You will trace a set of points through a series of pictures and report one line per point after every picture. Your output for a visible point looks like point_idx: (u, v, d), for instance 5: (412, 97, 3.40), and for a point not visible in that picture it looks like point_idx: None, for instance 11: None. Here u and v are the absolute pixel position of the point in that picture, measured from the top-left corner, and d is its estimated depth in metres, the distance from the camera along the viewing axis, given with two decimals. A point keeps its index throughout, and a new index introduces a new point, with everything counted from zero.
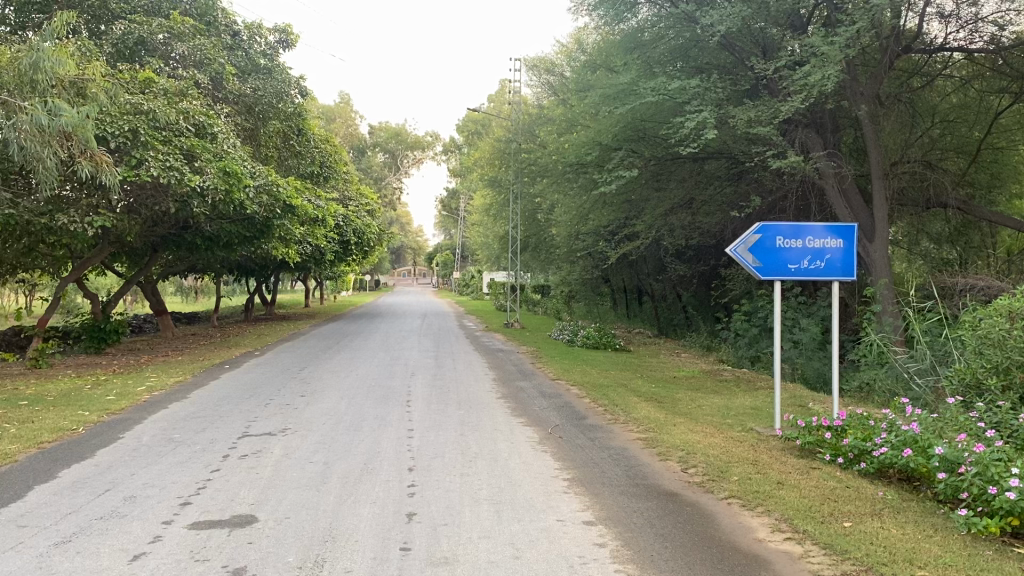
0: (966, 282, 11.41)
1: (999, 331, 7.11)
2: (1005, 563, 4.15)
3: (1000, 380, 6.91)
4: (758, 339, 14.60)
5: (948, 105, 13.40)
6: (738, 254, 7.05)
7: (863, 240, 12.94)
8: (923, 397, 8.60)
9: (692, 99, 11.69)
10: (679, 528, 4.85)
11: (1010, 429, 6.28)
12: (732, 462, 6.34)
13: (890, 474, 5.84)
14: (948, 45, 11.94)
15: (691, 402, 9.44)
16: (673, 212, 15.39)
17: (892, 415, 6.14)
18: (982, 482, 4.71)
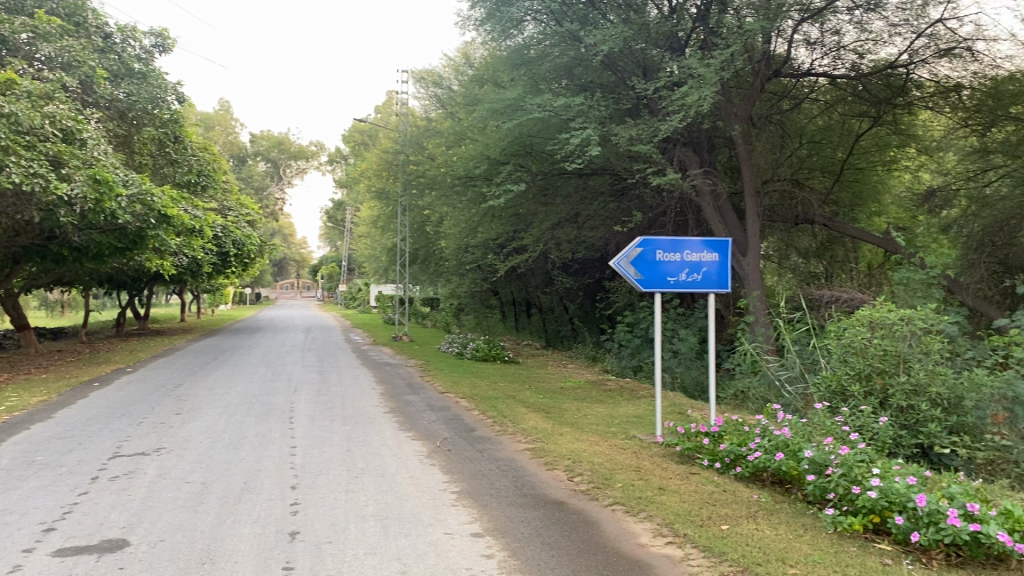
0: (831, 294, 12.08)
1: (860, 339, 7.55)
2: (869, 558, 4.40)
3: (863, 386, 7.37)
4: (641, 350, 15.02)
5: (814, 127, 14.16)
6: (620, 267, 7.23)
7: (737, 254, 13.51)
8: (793, 403, 9.03)
9: (577, 116, 11.90)
10: (565, 536, 4.92)
11: (872, 433, 6.72)
12: (616, 470, 6.48)
13: (764, 477, 6.08)
14: (813, 70, 12.65)
15: (578, 412, 9.59)
16: (560, 226, 15.56)
17: (764, 421, 6.43)
18: (847, 483, 5.01)
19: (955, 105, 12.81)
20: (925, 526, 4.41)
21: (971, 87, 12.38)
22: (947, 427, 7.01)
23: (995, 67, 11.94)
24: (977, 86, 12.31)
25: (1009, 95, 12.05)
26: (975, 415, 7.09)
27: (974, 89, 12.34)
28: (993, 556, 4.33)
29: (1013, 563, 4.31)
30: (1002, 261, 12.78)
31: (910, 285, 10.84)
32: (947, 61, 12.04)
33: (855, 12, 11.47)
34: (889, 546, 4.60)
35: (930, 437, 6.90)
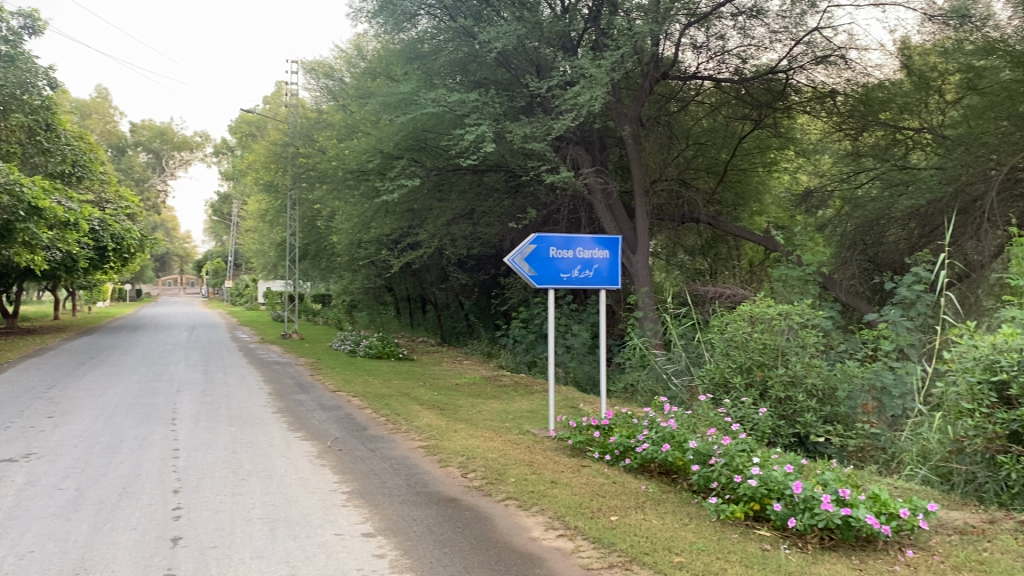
0: (715, 290, 12.49)
1: (742, 333, 7.85)
2: (749, 544, 4.58)
3: (744, 379, 7.66)
4: (535, 345, 15.15)
5: (700, 129, 14.54)
6: (514, 263, 7.24)
7: (627, 251, 13.83)
8: (680, 395, 9.32)
9: (471, 112, 11.90)
10: (458, 533, 4.91)
11: (752, 423, 7.06)
12: (509, 465, 6.50)
13: (652, 467, 6.22)
14: (699, 74, 13.05)
15: (472, 409, 9.58)
16: (454, 222, 15.53)
17: (652, 413, 6.60)
18: (729, 472, 5.19)
19: (830, 110, 13.48)
20: (801, 511, 4.60)
21: (845, 93, 13.04)
22: (822, 416, 7.36)
23: (867, 75, 12.68)
24: (850, 92, 12.98)
25: (878, 102, 12.95)
26: (847, 404, 7.50)
27: (848, 95, 13.03)
28: (862, 537, 4.59)
29: (880, 543, 4.57)
30: (873, 259, 13.31)
31: (789, 281, 11.32)
32: (823, 68, 12.64)
33: (738, 19, 11.88)
34: (768, 532, 4.80)
35: (806, 427, 7.25)
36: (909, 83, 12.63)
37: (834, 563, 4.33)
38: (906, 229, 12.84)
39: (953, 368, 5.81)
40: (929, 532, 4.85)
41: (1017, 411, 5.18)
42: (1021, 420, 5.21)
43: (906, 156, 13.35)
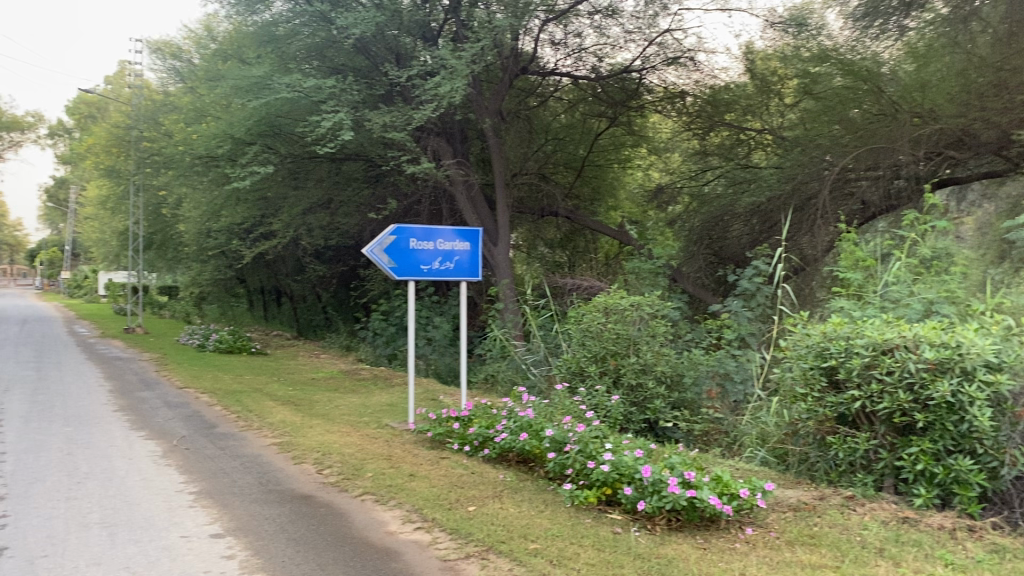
0: (574, 282, 12.71)
1: (597, 324, 8.06)
2: (601, 528, 4.70)
3: (599, 367, 7.87)
4: (395, 338, 15.03)
5: (559, 124, 14.68)
6: (374, 254, 7.07)
7: (488, 243, 13.92)
8: (539, 385, 9.47)
9: (329, 99, 11.62)
10: (311, 530, 4.79)
11: (606, 411, 7.29)
12: (367, 459, 6.40)
13: (510, 457, 6.27)
14: (557, 70, 13.25)
15: (329, 403, 9.38)
16: (311, 212, 15.13)
17: (510, 403, 6.66)
18: (584, 458, 5.32)
19: (680, 110, 14.05)
20: (650, 494, 4.77)
21: (695, 94, 13.69)
22: (671, 402, 7.75)
23: (713, 77, 13.43)
24: (699, 93, 13.65)
25: (724, 103, 13.64)
26: (695, 391, 7.90)
27: (696, 96, 13.68)
28: (706, 517, 4.80)
29: (723, 522, 4.80)
30: (717, 253, 14.03)
31: (642, 274, 11.75)
32: (674, 69, 13.20)
33: (595, 17, 12.16)
34: (619, 516, 4.94)
35: (656, 412, 7.61)
36: (752, 85, 13.48)
37: (681, 543, 4.52)
38: (748, 224, 13.62)
39: (789, 356, 6.16)
40: (767, 510, 5.14)
41: (845, 394, 5.55)
42: (847, 403, 5.59)
43: (748, 155, 13.96)
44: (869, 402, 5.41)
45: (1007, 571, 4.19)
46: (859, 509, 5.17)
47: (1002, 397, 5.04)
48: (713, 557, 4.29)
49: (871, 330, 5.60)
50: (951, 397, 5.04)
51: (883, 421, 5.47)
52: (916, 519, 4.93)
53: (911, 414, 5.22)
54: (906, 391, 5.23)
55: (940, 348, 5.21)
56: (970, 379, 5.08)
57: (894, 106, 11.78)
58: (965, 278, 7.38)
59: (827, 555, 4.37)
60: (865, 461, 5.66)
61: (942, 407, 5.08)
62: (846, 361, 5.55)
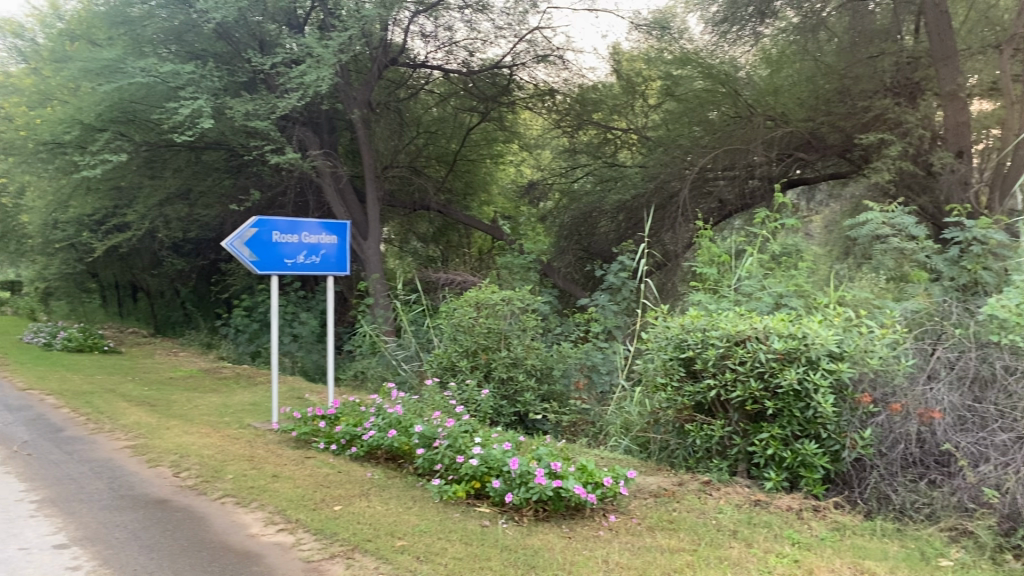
0: (448, 277, 12.40)
1: (468, 319, 8.03)
2: (469, 522, 4.71)
3: (470, 362, 7.86)
4: (259, 335, 14.56)
5: (430, 118, 14.59)
6: (234, 248, 6.81)
7: (358, 237, 13.68)
8: (408, 380, 9.40)
9: (187, 85, 11.13)
10: (166, 536, 4.57)
11: (476, 405, 7.31)
12: (227, 461, 6.17)
13: (378, 454, 6.18)
14: (427, 63, 13.14)
15: (187, 403, 8.98)
16: (169, 203, 14.44)
17: (378, 400, 6.58)
18: (453, 453, 5.31)
19: (550, 108, 14.14)
20: (517, 486, 4.81)
21: (564, 92, 13.83)
22: (540, 394, 7.87)
23: (581, 76, 13.62)
24: (568, 91, 13.80)
25: (591, 102, 13.91)
26: (562, 382, 8.06)
27: (566, 95, 13.84)
28: (572, 506, 4.88)
29: (587, 511, 4.90)
30: (586, 249, 14.18)
31: (512, 268, 11.87)
32: (544, 67, 13.37)
33: (464, 11, 12.18)
34: (487, 509, 4.94)
35: (526, 405, 7.70)
36: (619, 86, 13.93)
37: (547, 533, 4.58)
38: (615, 221, 14.00)
39: (651, 347, 6.32)
40: (629, 497, 5.28)
41: (702, 384, 5.77)
42: (704, 392, 5.81)
43: (615, 154, 14.36)
44: (724, 390, 5.64)
45: (846, 547, 4.48)
46: (715, 493, 5.40)
47: (844, 383, 5.38)
48: (577, 546, 4.36)
49: (725, 322, 5.82)
50: (798, 385, 5.31)
51: (736, 410, 5.72)
52: (767, 501, 5.19)
53: (763, 401, 5.49)
54: (757, 380, 5.48)
55: (788, 339, 5.48)
56: (815, 367, 5.38)
57: (750, 108, 12.26)
58: (813, 273, 7.81)
59: (685, 539, 4.53)
60: (720, 447, 5.93)
61: (790, 395, 5.37)
62: (703, 352, 5.74)
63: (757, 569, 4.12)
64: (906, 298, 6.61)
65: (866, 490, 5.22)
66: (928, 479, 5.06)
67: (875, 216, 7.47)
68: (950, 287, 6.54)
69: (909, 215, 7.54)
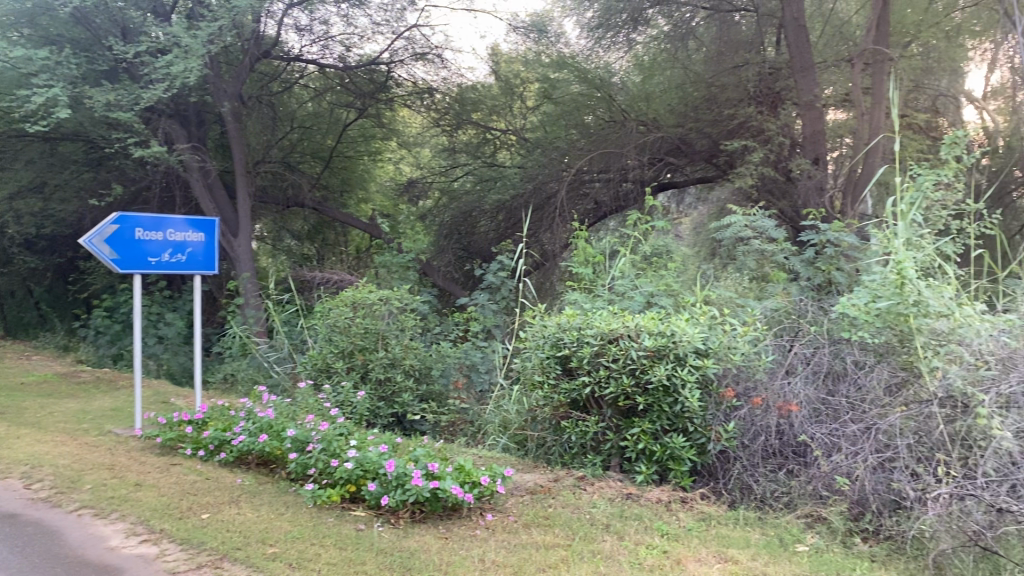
0: (323, 276, 11.97)
1: (344, 319, 7.90)
2: (344, 526, 4.62)
3: (345, 363, 7.73)
4: (121, 337, 13.84)
5: (304, 113, 14.21)
6: (93, 245, 6.44)
7: (228, 235, 13.21)
8: (282, 382, 9.15)
9: (40, 71, 10.46)
10: (15, 553, 4.27)
11: (351, 406, 7.21)
12: (85, 470, 5.83)
13: (249, 459, 5.99)
14: (302, 57, 12.81)
15: (41, 410, 8.44)
16: (20, 196, 13.51)
17: (249, 403, 6.37)
18: (327, 457, 5.21)
19: (429, 107, 14.09)
20: (393, 488, 4.75)
21: (443, 92, 13.88)
22: (418, 395, 7.84)
23: (460, 75, 13.71)
24: (447, 91, 13.89)
25: (470, 102, 14.02)
26: (441, 382, 8.05)
27: (444, 94, 13.88)
28: (449, 507, 4.88)
29: (464, 511, 4.90)
30: (466, 248, 14.03)
31: (390, 267, 11.75)
32: (422, 65, 13.36)
33: (341, 5, 11.96)
34: (363, 512, 4.87)
35: (403, 406, 7.64)
36: (497, 86, 14.06)
37: (423, 534, 4.55)
38: (494, 221, 13.97)
39: (528, 346, 6.38)
40: (506, 495, 5.32)
41: (577, 381, 5.87)
42: (579, 389, 5.92)
43: (494, 154, 14.33)
44: (598, 387, 5.77)
45: (711, 536, 4.67)
46: (589, 488, 5.52)
47: (709, 378, 5.62)
48: (453, 546, 4.36)
49: (599, 321, 5.94)
50: (667, 380, 5.50)
51: (609, 405, 5.87)
52: (638, 494, 5.34)
53: (634, 397, 5.66)
54: (629, 376, 5.64)
55: (657, 337, 5.66)
56: (682, 364, 5.58)
57: (623, 113, 12.69)
58: (682, 273, 8.10)
59: (559, 534, 4.60)
60: (594, 443, 6.06)
61: (659, 391, 5.55)
62: (578, 351, 5.86)
63: (628, 560, 4.23)
64: (767, 296, 6.97)
65: (730, 481, 5.48)
66: (787, 469, 5.34)
67: (738, 220, 7.86)
68: (807, 286, 6.93)
69: (769, 219, 8.02)
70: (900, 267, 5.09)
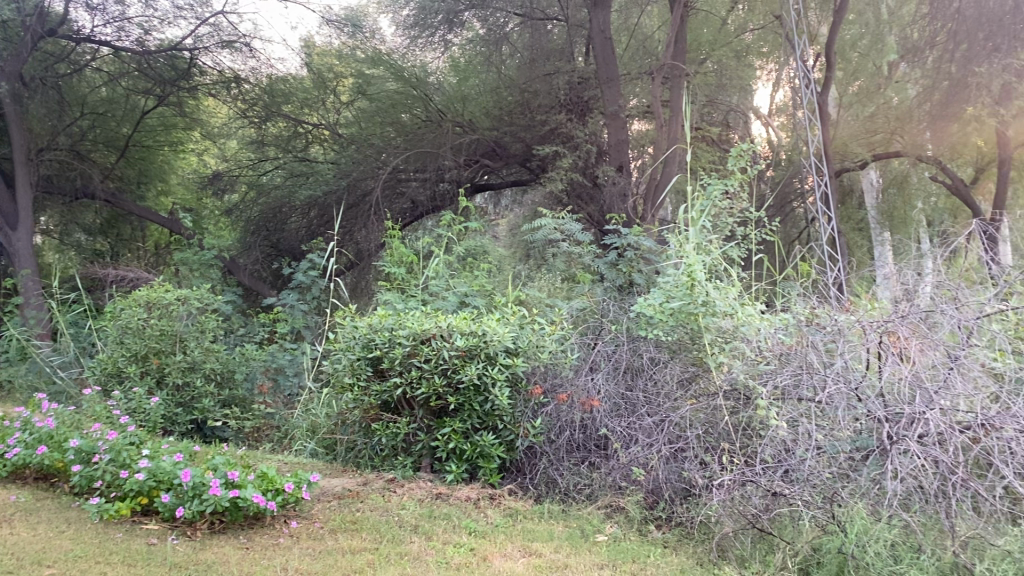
0: (116, 273, 11.01)
1: (136, 321, 7.32)
2: (134, 541, 4.33)
3: (139, 368, 7.21)
4: None
5: (97, 98, 13.15)
6: None
7: (4, 228, 11.97)
8: (66, 389, 8.43)
9: None
10: None
11: (144, 414, 6.76)
12: None
13: (26, 474, 5.47)
14: (93, 37, 11.88)
15: None
16: None
17: (25, 412, 5.82)
18: (115, 468, 4.85)
19: (236, 97, 13.47)
20: (190, 499, 4.50)
21: (251, 82, 13.34)
22: (221, 401, 7.52)
23: (270, 66, 13.19)
24: (256, 81, 13.35)
25: (281, 94, 13.46)
26: (245, 386, 7.78)
27: (254, 85, 13.33)
28: (250, 515, 4.69)
29: (267, 519, 4.73)
30: (275, 245, 13.33)
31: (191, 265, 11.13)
32: (229, 53, 12.87)
33: None
34: (155, 525, 4.58)
35: (204, 413, 7.29)
36: (309, 79, 13.59)
37: (222, 545, 4.35)
38: (306, 217, 13.37)
39: (337, 347, 6.20)
40: (312, 501, 5.19)
41: (388, 382, 5.81)
42: (391, 391, 5.86)
43: (305, 148, 13.87)
44: (409, 388, 5.73)
45: (517, 532, 4.77)
46: (398, 490, 5.49)
47: (518, 376, 5.79)
48: (254, 557, 4.19)
49: (411, 321, 5.90)
50: (478, 379, 5.58)
51: (421, 407, 5.87)
52: (447, 494, 5.38)
53: (445, 397, 5.69)
54: (441, 376, 5.67)
55: (469, 336, 5.70)
56: (493, 362, 5.69)
57: (440, 113, 12.61)
58: (494, 273, 8.22)
59: (366, 538, 4.55)
60: (405, 444, 6.04)
61: (470, 390, 5.63)
62: (390, 352, 5.79)
63: (434, 560, 4.24)
64: (574, 297, 7.22)
65: (536, 476, 5.68)
66: (590, 462, 5.60)
67: (548, 223, 8.09)
68: (611, 287, 7.23)
69: (576, 222, 8.30)
70: (690, 269, 5.49)
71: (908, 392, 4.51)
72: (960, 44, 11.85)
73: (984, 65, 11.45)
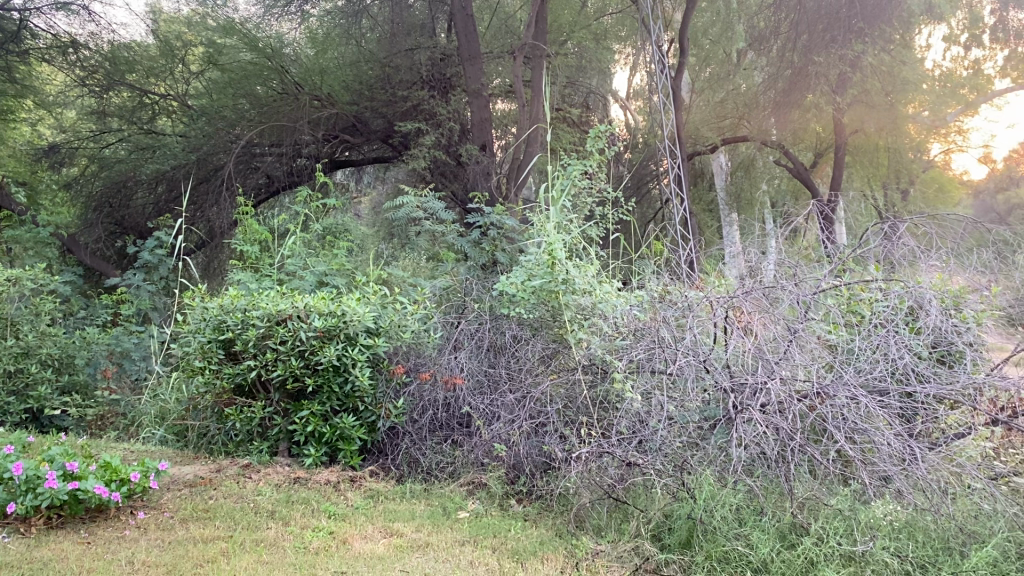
0: None
1: None
2: None
3: None
4: None
5: None
6: None
7: None
8: None
9: None
10: None
11: None
12: None
13: None
14: None
15: None
16: None
17: None
18: None
19: (73, 63, 12.59)
20: (22, 494, 4.19)
21: (90, 48, 12.57)
22: (59, 387, 7.04)
23: (111, 31, 12.68)
24: (96, 48, 12.63)
25: (124, 62, 12.77)
26: (86, 372, 7.32)
27: (94, 51, 12.58)
28: (91, 508, 4.44)
29: (110, 511, 4.49)
30: (119, 222, 12.45)
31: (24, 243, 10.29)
32: (63, 15, 12.17)
33: None
34: None
35: (40, 401, 6.82)
36: (155, 47, 13.12)
37: (60, 542, 4.07)
38: (153, 193, 12.62)
39: (187, 329, 5.96)
40: (160, 491, 4.96)
41: (242, 364, 5.60)
42: (245, 373, 5.65)
43: (152, 120, 13.15)
44: (264, 371, 5.56)
45: (378, 513, 4.72)
46: (253, 476, 5.32)
47: (379, 356, 5.76)
48: (97, 551, 3.97)
49: (266, 301, 5.72)
50: (337, 359, 5.49)
51: (277, 389, 5.71)
52: (306, 478, 5.26)
53: (303, 378, 5.55)
54: (298, 358, 5.53)
55: (328, 317, 5.62)
56: (353, 343, 5.63)
57: (296, 87, 12.08)
58: (354, 251, 8.07)
59: (220, 526, 4.39)
60: (260, 428, 5.85)
61: (329, 370, 5.53)
62: (243, 333, 5.60)
63: (292, 546, 4.14)
64: (437, 276, 7.20)
65: (398, 456, 5.64)
66: (452, 440, 5.59)
67: (410, 200, 7.95)
68: (474, 265, 7.24)
69: (438, 200, 8.18)
70: (551, 249, 5.63)
71: (751, 363, 4.73)
72: (800, 34, 12.40)
73: (823, 55, 12.12)
